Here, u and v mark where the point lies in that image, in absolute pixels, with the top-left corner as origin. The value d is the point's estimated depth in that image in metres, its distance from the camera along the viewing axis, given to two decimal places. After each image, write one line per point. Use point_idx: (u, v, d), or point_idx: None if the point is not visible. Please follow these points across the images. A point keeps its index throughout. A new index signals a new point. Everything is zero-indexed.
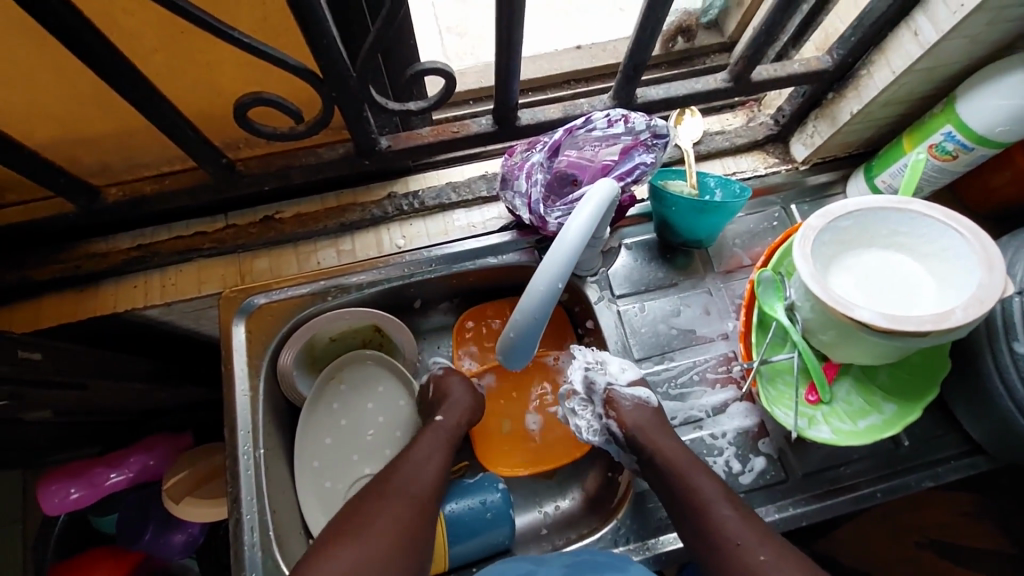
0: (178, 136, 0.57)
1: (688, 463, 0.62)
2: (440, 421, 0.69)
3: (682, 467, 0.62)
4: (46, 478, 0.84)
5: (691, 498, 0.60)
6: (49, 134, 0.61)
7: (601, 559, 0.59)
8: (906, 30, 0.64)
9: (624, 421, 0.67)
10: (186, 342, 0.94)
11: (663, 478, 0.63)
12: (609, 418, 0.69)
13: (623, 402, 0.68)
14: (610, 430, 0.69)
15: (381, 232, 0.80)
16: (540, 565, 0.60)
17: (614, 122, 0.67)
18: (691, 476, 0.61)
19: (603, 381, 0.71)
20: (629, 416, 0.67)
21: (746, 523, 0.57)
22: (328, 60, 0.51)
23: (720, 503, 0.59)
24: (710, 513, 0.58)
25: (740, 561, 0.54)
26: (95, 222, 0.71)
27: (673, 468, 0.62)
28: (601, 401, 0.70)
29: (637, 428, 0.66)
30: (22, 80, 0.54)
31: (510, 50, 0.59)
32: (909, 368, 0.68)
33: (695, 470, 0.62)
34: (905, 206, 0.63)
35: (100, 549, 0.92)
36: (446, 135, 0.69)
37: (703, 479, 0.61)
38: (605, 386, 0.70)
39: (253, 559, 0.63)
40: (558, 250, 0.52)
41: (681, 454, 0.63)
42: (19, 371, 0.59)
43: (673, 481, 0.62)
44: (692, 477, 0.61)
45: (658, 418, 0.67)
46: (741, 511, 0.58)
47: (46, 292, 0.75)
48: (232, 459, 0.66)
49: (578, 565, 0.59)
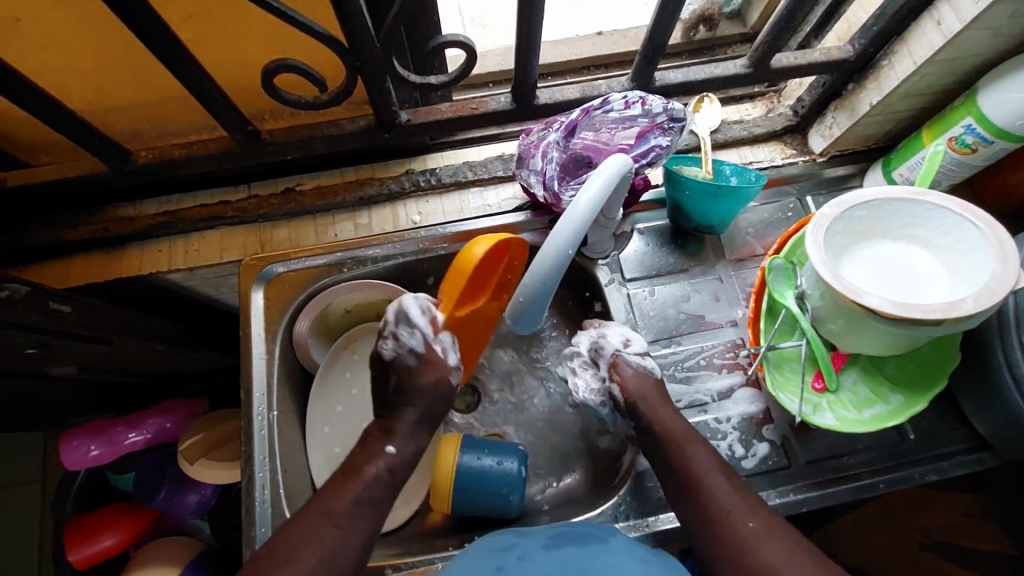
0: (208, 101, 0.59)
1: (686, 436, 0.63)
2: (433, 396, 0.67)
3: (679, 439, 0.63)
4: (68, 433, 0.87)
5: (686, 469, 0.60)
6: (87, 100, 0.64)
7: (583, 531, 0.60)
8: (930, 19, 0.63)
9: (626, 386, 0.67)
10: (206, 310, 0.98)
11: (663, 449, 0.63)
12: (613, 383, 0.68)
13: (627, 368, 0.68)
14: (611, 394, 0.69)
15: (398, 207, 0.82)
16: (524, 538, 0.59)
17: (631, 104, 0.68)
18: (687, 446, 0.62)
19: (611, 347, 0.70)
20: (631, 382, 0.67)
21: (738, 493, 0.58)
22: (354, 29, 0.52)
23: (714, 473, 0.59)
24: (701, 482, 0.59)
25: (727, 529, 0.55)
26: (125, 184, 0.73)
27: (668, 438, 0.63)
28: (607, 365, 0.69)
29: (639, 397, 0.66)
30: (60, 45, 0.56)
31: (533, 28, 0.60)
32: (916, 360, 0.68)
33: (692, 441, 0.62)
34: (922, 197, 0.63)
35: (119, 504, 0.95)
36: (465, 111, 0.70)
37: (699, 451, 0.61)
38: (613, 351, 0.69)
39: (263, 514, 0.65)
40: (568, 220, 0.52)
41: (681, 425, 0.64)
42: (47, 322, 0.62)
43: (669, 449, 0.63)
44: (688, 447, 0.62)
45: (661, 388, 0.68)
46: (734, 482, 0.59)
47: (74, 253, 0.77)
48: (247, 419, 0.68)
49: (560, 537, 0.58)
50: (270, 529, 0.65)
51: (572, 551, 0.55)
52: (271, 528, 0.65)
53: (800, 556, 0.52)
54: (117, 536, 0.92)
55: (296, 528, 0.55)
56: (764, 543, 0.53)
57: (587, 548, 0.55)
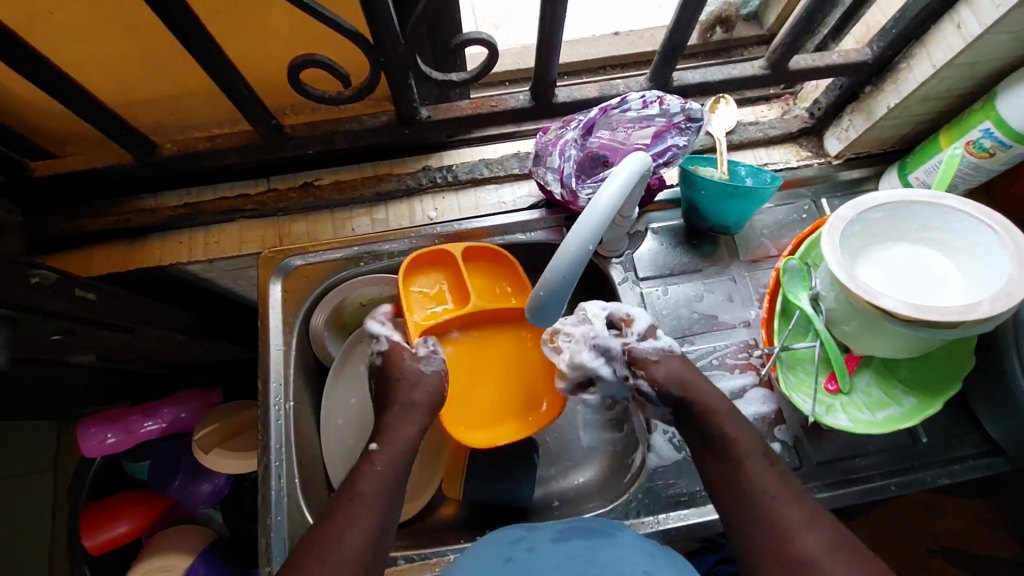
0: (235, 95, 0.60)
1: (728, 416, 0.63)
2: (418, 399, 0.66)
3: (719, 417, 0.63)
4: (85, 421, 0.89)
5: (728, 449, 0.60)
6: (116, 92, 0.66)
7: (591, 525, 0.60)
8: (950, 23, 0.64)
9: (656, 378, 0.65)
10: (222, 301, 0.99)
11: (704, 427, 0.63)
12: (639, 379, 0.66)
13: (649, 360, 0.66)
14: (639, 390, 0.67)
15: (414, 203, 0.82)
16: (532, 532, 0.60)
17: (649, 103, 0.69)
18: (727, 425, 0.62)
19: (619, 345, 0.67)
20: (658, 373, 0.65)
21: (779, 478, 0.58)
22: (380, 25, 0.53)
23: (755, 456, 0.59)
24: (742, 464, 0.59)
25: (767, 511, 0.56)
26: (149, 176, 0.74)
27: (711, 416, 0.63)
28: (625, 362, 0.67)
29: (677, 372, 0.66)
30: (92, 38, 0.58)
31: (554, 26, 0.60)
32: (930, 363, 0.68)
33: (732, 419, 0.62)
34: (939, 200, 0.63)
35: (133, 493, 0.97)
36: (484, 108, 0.71)
37: (742, 433, 0.62)
38: (624, 348, 0.67)
39: (279, 503, 0.66)
40: (589, 215, 0.52)
41: (720, 402, 0.64)
42: (73, 309, 0.63)
43: (708, 426, 0.63)
44: (728, 426, 0.62)
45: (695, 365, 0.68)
46: (775, 467, 0.59)
47: (97, 243, 0.79)
48: (264, 409, 0.69)
49: (569, 530, 0.59)
50: (286, 518, 0.66)
51: (580, 543, 0.56)
52: (286, 517, 0.66)
53: (838, 546, 0.52)
54: (131, 523, 0.94)
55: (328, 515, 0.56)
56: (804, 534, 0.53)
57: (594, 541, 0.56)
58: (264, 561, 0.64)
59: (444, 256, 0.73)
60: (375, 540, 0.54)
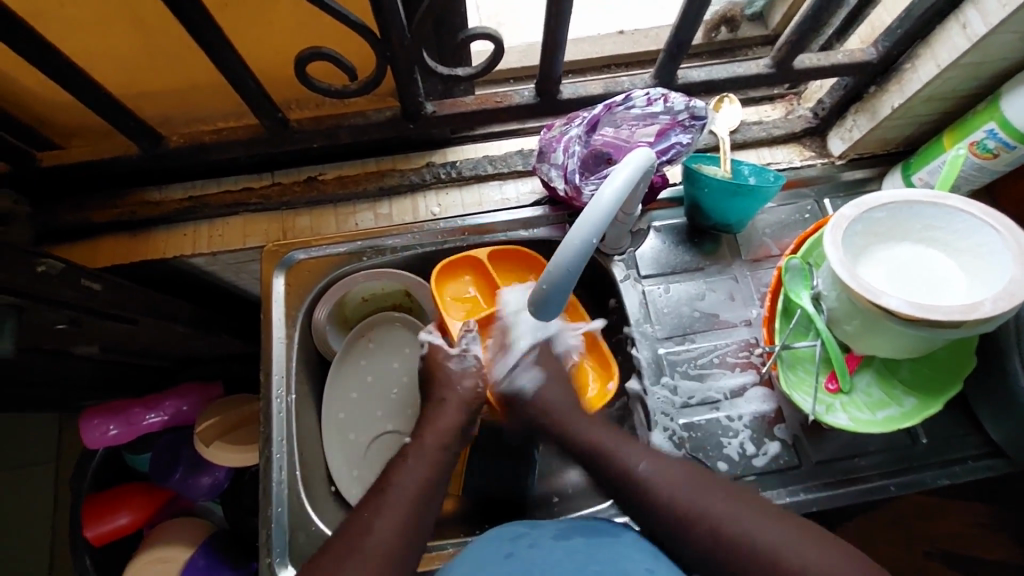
0: (242, 88, 0.61)
1: (615, 440, 0.63)
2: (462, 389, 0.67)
3: (605, 442, 0.63)
4: (88, 412, 0.89)
5: (629, 477, 0.59)
6: (123, 84, 0.66)
7: (593, 524, 0.60)
8: (955, 23, 0.64)
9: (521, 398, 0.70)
10: (225, 294, 0.99)
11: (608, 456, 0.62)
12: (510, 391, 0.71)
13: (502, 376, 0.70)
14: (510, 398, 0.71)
15: (418, 198, 0.83)
16: (534, 528, 0.59)
17: (654, 100, 0.69)
18: (619, 452, 0.62)
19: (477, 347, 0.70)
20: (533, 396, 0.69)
21: (686, 488, 0.57)
22: (386, 19, 0.54)
23: (653, 472, 0.59)
24: (647, 485, 0.58)
25: (709, 526, 0.54)
26: (154, 168, 0.74)
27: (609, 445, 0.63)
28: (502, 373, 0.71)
29: (536, 410, 0.69)
30: (100, 31, 0.58)
31: (560, 23, 0.61)
32: (931, 364, 0.68)
33: (620, 445, 0.62)
34: (941, 201, 0.63)
35: (134, 485, 0.97)
36: (489, 104, 0.71)
37: (634, 455, 0.61)
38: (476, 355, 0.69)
39: (280, 495, 0.66)
40: (593, 210, 0.52)
41: (608, 432, 0.64)
42: (78, 299, 0.64)
43: (601, 456, 0.62)
44: (620, 452, 0.62)
45: (550, 378, 0.70)
46: (680, 474, 0.58)
47: (102, 235, 0.79)
48: (266, 402, 0.70)
49: (574, 528, 0.59)
50: (287, 510, 0.66)
51: (581, 541, 0.56)
52: (287, 509, 0.66)
53: (786, 533, 0.52)
54: (131, 515, 0.94)
55: (361, 505, 0.57)
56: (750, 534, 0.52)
57: (601, 539, 0.56)
58: (264, 553, 0.64)
59: (470, 259, 0.75)
60: (406, 532, 0.54)
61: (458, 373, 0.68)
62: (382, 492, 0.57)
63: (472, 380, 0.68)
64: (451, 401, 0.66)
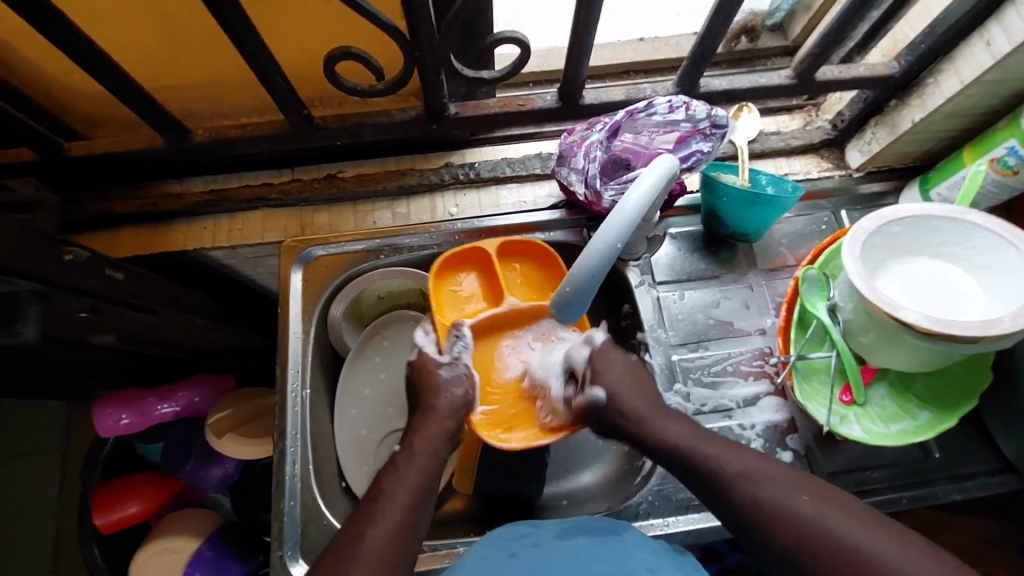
0: (271, 85, 0.62)
1: (652, 411, 0.64)
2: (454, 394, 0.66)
3: (645, 418, 0.64)
4: (102, 400, 0.90)
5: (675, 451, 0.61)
6: (153, 78, 0.67)
7: (596, 524, 0.59)
8: (979, 40, 0.64)
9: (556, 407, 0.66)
10: (240, 288, 1.00)
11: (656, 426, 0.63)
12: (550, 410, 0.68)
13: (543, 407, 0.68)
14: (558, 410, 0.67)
15: (436, 199, 0.83)
16: (537, 528, 0.60)
17: (675, 108, 0.69)
18: (660, 426, 0.63)
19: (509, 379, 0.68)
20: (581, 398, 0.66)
21: (737, 463, 0.58)
22: (418, 21, 0.54)
23: (699, 446, 0.60)
24: (693, 452, 0.60)
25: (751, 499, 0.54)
26: (179, 161, 0.75)
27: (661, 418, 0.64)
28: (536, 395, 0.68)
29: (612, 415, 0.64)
30: (134, 25, 0.59)
31: (587, 30, 0.61)
32: (946, 378, 0.68)
33: (663, 419, 0.63)
34: (962, 216, 0.63)
35: (144, 474, 0.98)
36: (511, 107, 0.72)
37: (675, 429, 0.62)
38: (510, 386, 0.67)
39: (292, 489, 0.67)
40: (617, 215, 0.53)
41: (650, 405, 0.64)
42: (101, 287, 0.64)
43: (642, 433, 0.63)
44: (660, 426, 0.63)
45: (620, 385, 0.65)
46: (725, 448, 0.59)
47: (124, 225, 0.80)
48: (281, 395, 0.70)
49: (573, 529, 0.59)
50: (299, 504, 0.67)
51: (584, 541, 0.56)
52: (300, 503, 0.67)
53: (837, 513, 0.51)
54: (141, 504, 0.94)
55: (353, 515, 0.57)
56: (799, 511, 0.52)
57: (600, 540, 0.56)
58: (276, 546, 0.65)
59: (476, 252, 0.73)
60: (401, 530, 0.55)
61: (451, 380, 0.66)
62: (376, 500, 0.57)
63: (462, 389, 0.66)
64: (442, 408, 0.65)
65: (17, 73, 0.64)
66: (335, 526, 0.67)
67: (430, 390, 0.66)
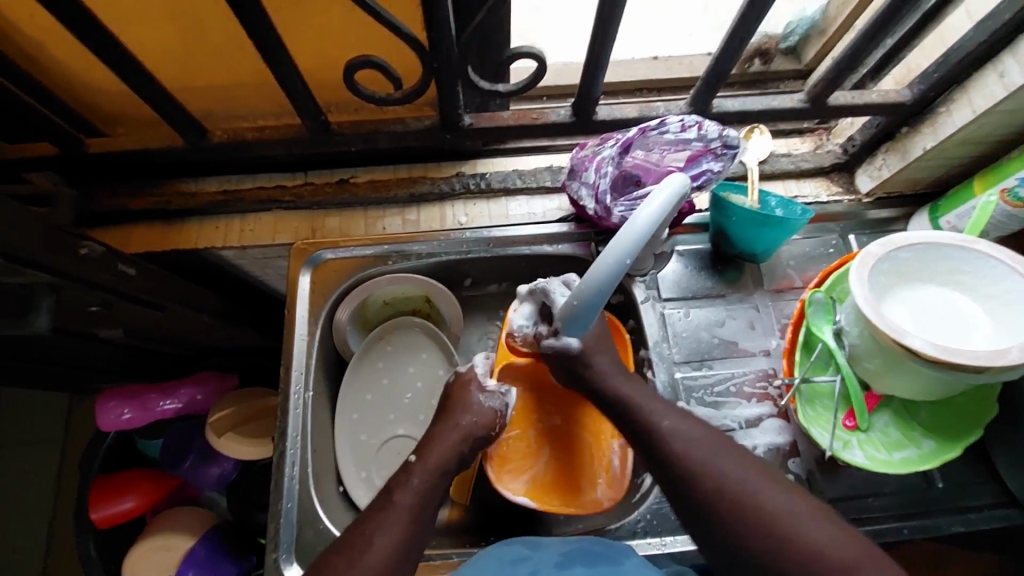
0: (291, 90, 0.63)
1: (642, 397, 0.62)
2: (469, 423, 0.64)
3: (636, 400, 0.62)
4: (105, 394, 0.90)
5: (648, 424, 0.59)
6: (175, 78, 0.68)
7: (597, 549, 0.59)
8: (992, 72, 0.64)
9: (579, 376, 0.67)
10: (247, 288, 1.01)
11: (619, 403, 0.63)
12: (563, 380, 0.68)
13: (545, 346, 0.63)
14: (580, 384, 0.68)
15: (446, 207, 0.84)
16: (535, 550, 0.59)
17: (687, 127, 0.70)
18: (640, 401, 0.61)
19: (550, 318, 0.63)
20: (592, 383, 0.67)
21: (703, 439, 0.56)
22: (436, 34, 0.55)
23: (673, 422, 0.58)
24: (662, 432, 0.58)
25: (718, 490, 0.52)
26: (196, 159, 0.76)
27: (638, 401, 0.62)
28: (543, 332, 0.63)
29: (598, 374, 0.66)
30: (160, 28, 0.61)
31: (604, 45, 0.62)
32: (951, 407, 0.68)
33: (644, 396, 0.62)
34: (971, 245, 0.63)
35: (142, 470, 0.97)
36: (526, 120, 0.73)
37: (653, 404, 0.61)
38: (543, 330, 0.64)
39: (290, 490, 0.67)
40: (628, 231, 0.52)
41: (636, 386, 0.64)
42: (112, 281, 0.65)
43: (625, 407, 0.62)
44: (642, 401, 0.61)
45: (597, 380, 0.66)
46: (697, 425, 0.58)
47: (136, 221, 0.81)
48: (284, 396, 0.71)
49: (573, 554, 0.58)
50: (295, 507, 0.67)
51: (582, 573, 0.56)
52: (297, 505, 0.67)
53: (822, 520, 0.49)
54: (137, 499, 0.94)
55: (362, 521, 0.56)
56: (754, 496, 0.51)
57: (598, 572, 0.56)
58: (271, 548, 0.65)
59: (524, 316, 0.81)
60: (402, 548, 0.54)
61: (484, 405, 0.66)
62: (382, 508, 0.56)
63: (487, 420, 0.66)
64: (456, 424, 0.64)
65: (45, 70, 0.65)
66: (331, 530, 0.67)
67: (460, 406, 0.66)
